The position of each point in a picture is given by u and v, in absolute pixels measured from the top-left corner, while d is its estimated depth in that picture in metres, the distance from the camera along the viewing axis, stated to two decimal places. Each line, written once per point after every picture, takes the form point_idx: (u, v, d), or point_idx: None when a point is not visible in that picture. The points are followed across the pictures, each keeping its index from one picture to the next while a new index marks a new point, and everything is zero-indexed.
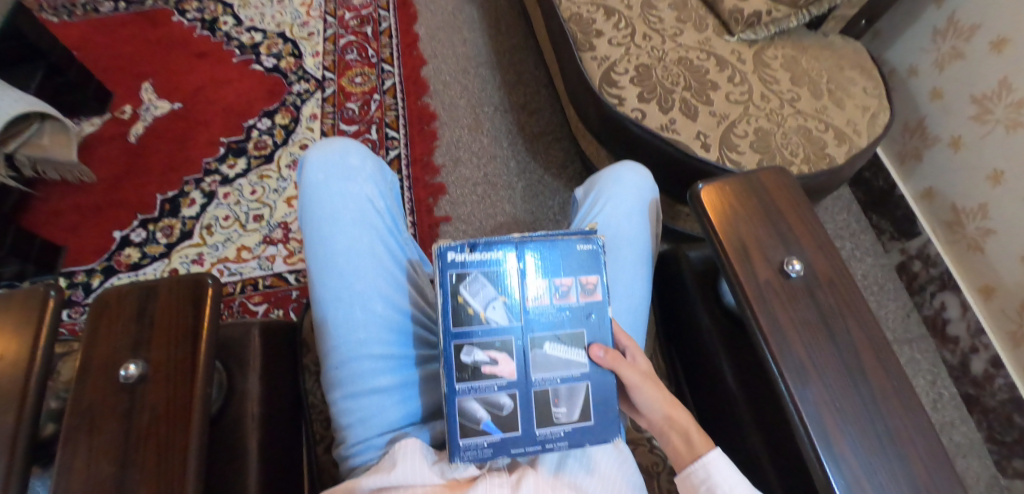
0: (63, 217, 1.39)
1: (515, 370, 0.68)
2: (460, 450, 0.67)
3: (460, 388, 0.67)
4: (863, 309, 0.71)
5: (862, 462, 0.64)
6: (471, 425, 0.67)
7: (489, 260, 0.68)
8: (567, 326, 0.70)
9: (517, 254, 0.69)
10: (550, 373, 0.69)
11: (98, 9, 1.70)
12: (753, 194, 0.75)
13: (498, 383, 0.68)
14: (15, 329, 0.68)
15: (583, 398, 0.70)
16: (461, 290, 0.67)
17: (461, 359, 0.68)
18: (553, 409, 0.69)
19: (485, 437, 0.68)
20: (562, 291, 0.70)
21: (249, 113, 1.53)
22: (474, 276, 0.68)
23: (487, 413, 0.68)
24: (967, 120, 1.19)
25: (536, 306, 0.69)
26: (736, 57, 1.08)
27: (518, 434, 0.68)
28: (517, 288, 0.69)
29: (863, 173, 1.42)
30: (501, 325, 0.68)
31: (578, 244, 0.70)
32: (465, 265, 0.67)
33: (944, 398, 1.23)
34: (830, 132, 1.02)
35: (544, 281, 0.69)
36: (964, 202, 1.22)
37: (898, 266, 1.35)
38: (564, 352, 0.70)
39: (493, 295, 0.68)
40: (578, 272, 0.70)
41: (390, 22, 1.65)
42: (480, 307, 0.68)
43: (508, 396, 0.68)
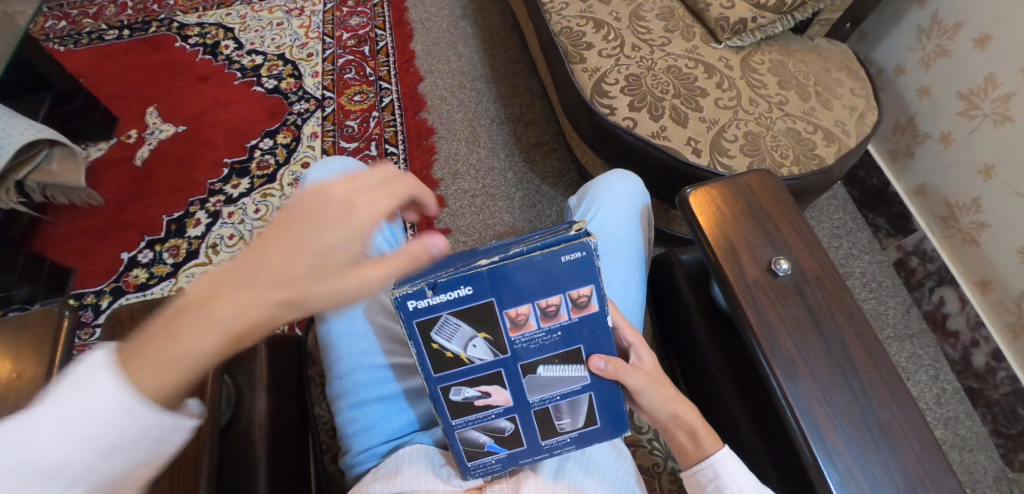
0: (73, 240, 1.42)
1: (510, 397, 0.64)
2: (470, 468, 0.68)
3: (456, 422, 0.65)
4: (851, 304, 0.73)
5: (854, 453, 0.66)
6: (476, 448, 0.67)
7: (457, 298, 0.57)
8: (561, 345, 0.62)
9: (489, 283, 0.57)
10: (548, 392, 0.65)
11: (103, 38, 1.75)
12: (740, 197, 0.77)
13: (497, 411, 0.65)
14: (34, 348, 0.71)
15: (586, 407, 0.67)
16: (433, 337, 0.59)
17: (450, 399, 0.63)
18: (557, 422, 0.67)
19: (493, 456, 0.68)
20: (550, 312, 0.60)
21: (250, 134, 1.56)
22: (444, 320, 0.58)
23: (489, 437, 0.66)
24: (955, 116, 1.21)
25: (522, 333, 0.61)
26: (724, 64, 1.10)
27: (524, 446, 0.68)
28: (497, 321, 0.59)
29: (856, 172, 1.44)
30: (487, 360, 0.61)
31: (562, 256, 0.57)
32: (431, 310, 0.57)
33: (947, 392, 1.24)
34: (819, 133, 1.04)
35: (527, 305, 0.59)
36: (957, 197, 1.23)
37: (895, 263, 1.36)
38: (559, 370, 0.64)
39: (471, 333, 0.60)
40: (566, 288, 0.58)
41: (387, 41, 1.69)
42: (460, 348, 0.60)
43: (509, 420, 0.66)
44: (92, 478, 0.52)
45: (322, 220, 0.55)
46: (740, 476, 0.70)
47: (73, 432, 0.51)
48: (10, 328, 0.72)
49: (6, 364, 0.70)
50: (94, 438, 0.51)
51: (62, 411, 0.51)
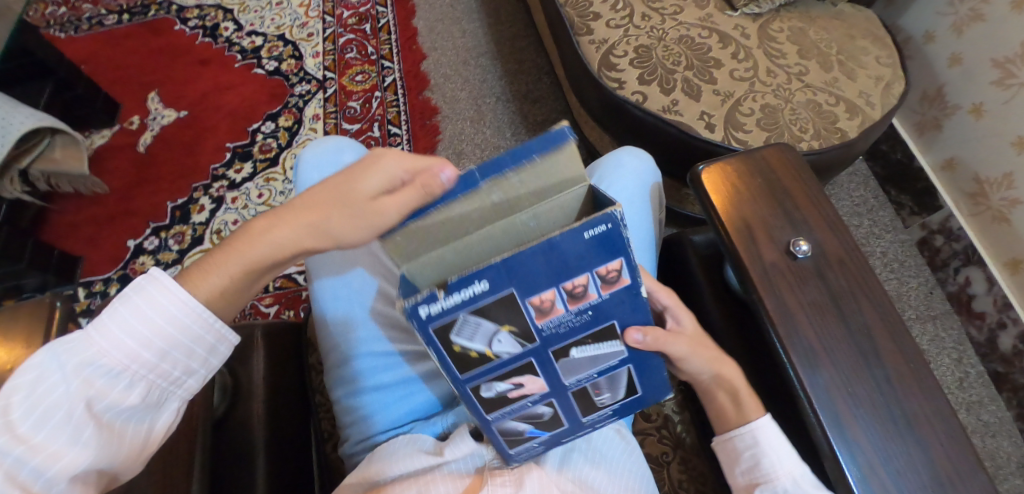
0: (80, 228, 1.41)
1: (545, 383, 0.59)
2: (513, 455, 0.65)
3: (492, 416, 0.60)
4: (877, 289, 0.68)
5: (877, 448, 0.61)
6: (516, 438, 0.63)
7: (473, 296, 0.51)
8: (593, 326, 0.57)
9: (504, 274, 0.51)
10: (584, 372, 0.60)
11: (103, 23, 1.72)
12: (757, 173, 0.72)
13: (532, 399, 0.60)
14: (26, 340, 0.68)
15: (626, 380, 0.63)
16: (453, 340, 0.53)
17: (482, 396, 0.58)
18: (596, 399, 0.63)
19: (535, 440, 0.65)
20: (578, 294, 0.54)
21: (253, 116, 1.53)
22: (462, 320, 0.53)
23: (528, 424, 0.63)
24: (988, 86, 1.14)
25: (550, 319, 0.55)
26: (739, 32, 1.04)
27: (564, 425, 0.64)
28: (519, 313, 0.54)
29: (879, 146, 1.37)
30: (516, 353, 0.56)
31: (585, 231, 0.51)
32: (445, 314, 0.52)
33: (971, 376, 1.19)
34: (841, 105, 0.98)
35: (550, 289, 0.53)
36: (987, 172, 1.17)
37: (919, 242, 1.30)
38: (594, 349, 0.59)
39: (494, 328, 0.54)
40: (592, 265, 0.53)
41: (388, 17, 1.64)
42: (484, 346, 0.55)
43: (547, 404, 0.61)
44: (149, 379, 0.59)
45: (371, 169, 0.59)
46: (782, 445, 0.66)
47: (134, 334, 0.58)
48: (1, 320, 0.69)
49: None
50: (156, 339, 0.59)
51: (125, 315, 0.58)
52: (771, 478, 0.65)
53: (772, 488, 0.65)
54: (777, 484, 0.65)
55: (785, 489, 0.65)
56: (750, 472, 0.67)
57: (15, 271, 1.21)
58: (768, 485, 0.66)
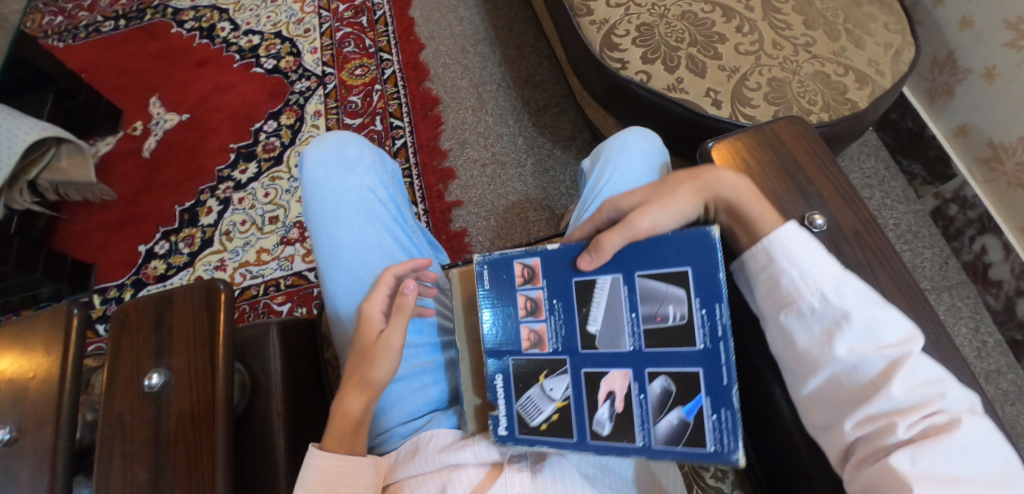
0: (91, 235, 1.41)
1: (622, 369, 0.61)
2: (717, 451, 0.58)
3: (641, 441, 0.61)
4: (893, 260, 0.66)
5: None
6: (690, 432, 0.59)
7: (503, 389, 0.66)
8: (571, 303, 0.63)
9: (493, 355, 0.66)
10: (625, 327, 0.61)
11: (100, 30, 1.71)
12: (766, 146, 0.71)
13: (636, 389, 0.61)
14: (48, 348, 0.69)
15: (653, 286, 0.61)
16: (536, 424, 0.64)
17: (607, 435, 0.62)
18: (671, 322, 0.60)
19: (706, 417, 0.58)
20: (531, 308, 0.65)
21: (254, 116, 1.52)
22: (522, 404, 0.65)
23: (675, 409, 0.59)
24: (1001, 49, 1.11)
25: (551, 341, 0.64)
26: (743, 5, 1.02)
27: (698, 369, 0.59)
28: (536, 361, 0.65)
29: (889, 115, 1.35)
30: (571, 384, 0.63)
31: (481, 282, 0.66)
32: (511, 414, 0.65)
33: (989, 345, 1.18)
34: (850, 75, 0.96)
35: (523, 330, 0.65)
36: (1002, 137, 1.14)
37: (932, 212, 1.28)
38: (599, 307, 0.62)
39: (539, 387, 0.64)
40: (510, 287, 0.65)
41: (384, 9, 1.62)
42: (553, 403, 0.64)
43: (654, 379, 0.60)
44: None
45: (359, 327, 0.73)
46: (803, 256, 0.62)
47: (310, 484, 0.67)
48: (23, 330, 0.71)
49: (23, 368, 0.69)
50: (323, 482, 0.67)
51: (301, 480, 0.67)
52: (797, 297, 0.62)
53: (799, 309, 0.61)
54: (804, 303, 0.61)
55: (814, 309, 0.61)
56: (772, 294, 0.63)
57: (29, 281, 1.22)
58: (793, 307, 0.62)
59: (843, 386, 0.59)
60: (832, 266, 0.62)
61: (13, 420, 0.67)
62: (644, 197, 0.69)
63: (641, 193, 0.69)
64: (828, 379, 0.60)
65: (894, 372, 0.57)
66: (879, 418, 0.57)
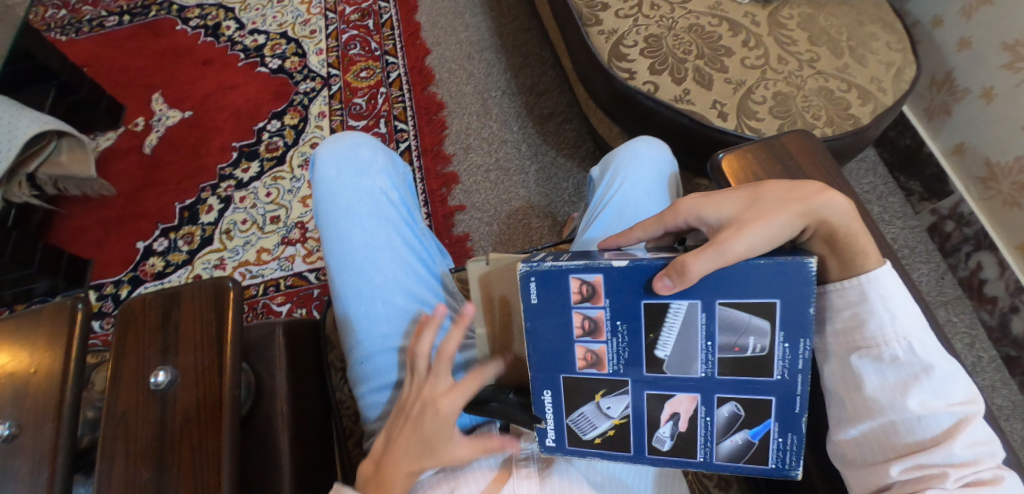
0: (88, 231, 1.40)
1: (691, 394, 0.58)
2: (780, 464, 0.59)
3: (704, 458, 0.60)
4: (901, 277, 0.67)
5: None
6: (752, 452, 0.59)
7: (552, 405, 0.61)
8: (638, 325, 0.57)
9: (541, 375, 0.60)
10: (699, 353, 0.57)
11: (104, 24, 1.71)
12: (775, 159, 0.71)
13: (703, 412, 0.58)
14: (50, 342, 0.69)
15: (736, 314, 0.55)
16: (588, 438, 0.61)
17: (665, 450, 0.60)
18: (749, 353, 0.56)
19: (771, 440, 0.58)
20: (590, 328, 0.57)
21: (259, 115, 1.52)
22: (573, 419, 0.61)
23: (741, 431, 0.58)
24: (998, 70, 1.13)
25: (611, 362, 0.58)
26: (750, 20, 1.03)
27: (772, 398, 0.57)
28: (592, 380, 0.60)
29: (888, 133, 1.37)
30: (630, 403, 0.59)
31: (528, 299, 0.57)
32: (559, 430, 0.62)
33: (984, 361, 1.19)
34: (853, 91, 0.97)
35: (577, 349, 0.59)
36: (998, 156, 1.16)
37: (929, 228, 1.30)
38: (671, 332, 0.56)
39: (594, 404, 0.60)
40: (565, 305, 0.57)
41: (391, 13, 1.63)
42: (610, 420, 0.60)
43: (722, 403, 0.58)
44: None
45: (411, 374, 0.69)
46: (895, 303, 0.61)
47: None
48: (25, 324, 0.70)
49: (24, 363, 0.68)
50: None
51: None
52: (879, 342, 0.61)
53: (877, 354, 0.61)
54: (884, 350, 0.61)
55: (895, 357, 0.60)
56: (848, 334, 0.62)
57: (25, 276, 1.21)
58: (871, 351, 0.61)
59: (898, 435, 0.59)
60: (919, 316, 0.61)
61: (12, 415, 0.66)
62: (732, 210, 0.63)
63: (685, 207, 0.65)
64: (884, 425, 0.60)
65: (959, 430, 0.57)
66: (930, 467, 0.58)
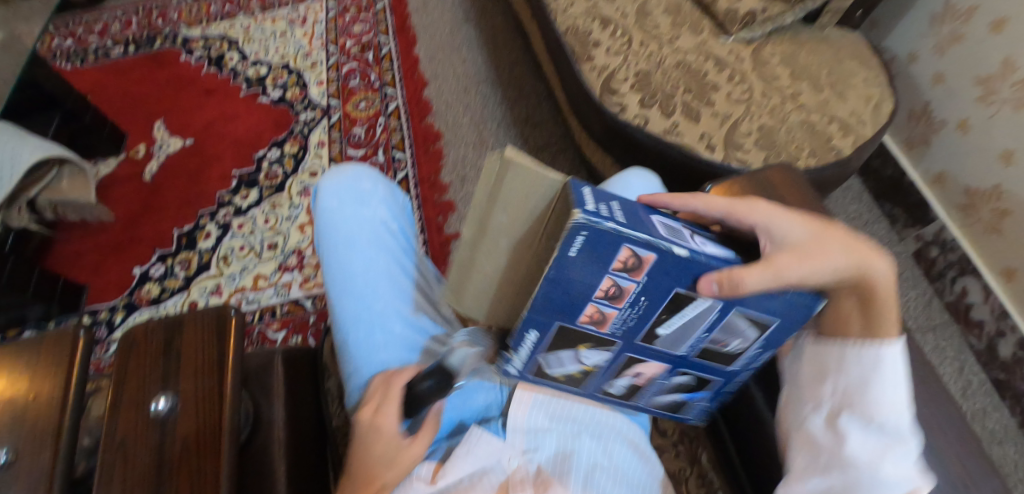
0: (85, 257, 1.42)
1: (660, 364, 0.64)
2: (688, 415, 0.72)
3: (640, 402, 0.71)
4: None
5: None
6: (678, 406, 0.71)
7: (532, 344, 0.59)
8: (657, 305, 0.57)
9: (540, 320, 0.57)
10: (691, 338, 0.61)
11: (109, 54, 1.76)
12: (760, 190, 0.75)
13: (661, 377, 0.66)
14: (52, 368, 0.71)
15: (741, 321, 0.59)
16: (549, 372, 0.64)
17: (608, 391, 0.69)
18: (726, 349, 0.62)
19: (698, 401, 0.70)
20: (613, 294, 0.55)
21: (259, 144, 1.56)
22: (543, 358, 0.62)
23: (679, 393, 0.69)
24: (972, 103, 1.18)
25: (611, 325, 0.58)
26: (734, 57, 1.08)
27: (720, 379, 0.67)
28: (580, 332, 0.59)
29: (871, 162, 1.41)
30: (606, 357, 0.62)
31: (572, 248, 0.51)
32: (524, 364, 0.62)
33: (974, 384, 1.22)
34: (834, 124, 1.02)
35: (589, 307, 0.56)
36: (977, 185, 1.21)
37: (914, 254, 1.33)
38: (681, 317, 0.58)
39: (573, 351, 0.61)
40: (603, 265, 0.53)
41: (390, 46, 1.69)
42: (576, 363, 0.63)
43: (679, 375, 0.66)
44: None
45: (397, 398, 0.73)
46: (897, 376, 0.61)
47: None
48: (27, 348, 0.72)
49: (24, 388, 0.70)
50: None
51: None
52: (871, 407, 0.61)
53: (865, 416, 0.61)
54: (874, 416, 0.61)
55: (882, 423, 0.60)
56: (844, 393, 0.63)
57: (19, 301, 1.22)
58: (861, 412, 0.61)
59: None
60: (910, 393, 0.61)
61: (9, 441, 0.67)
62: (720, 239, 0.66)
63: None
64: (841, 482, 0.61)
65: None
66: None
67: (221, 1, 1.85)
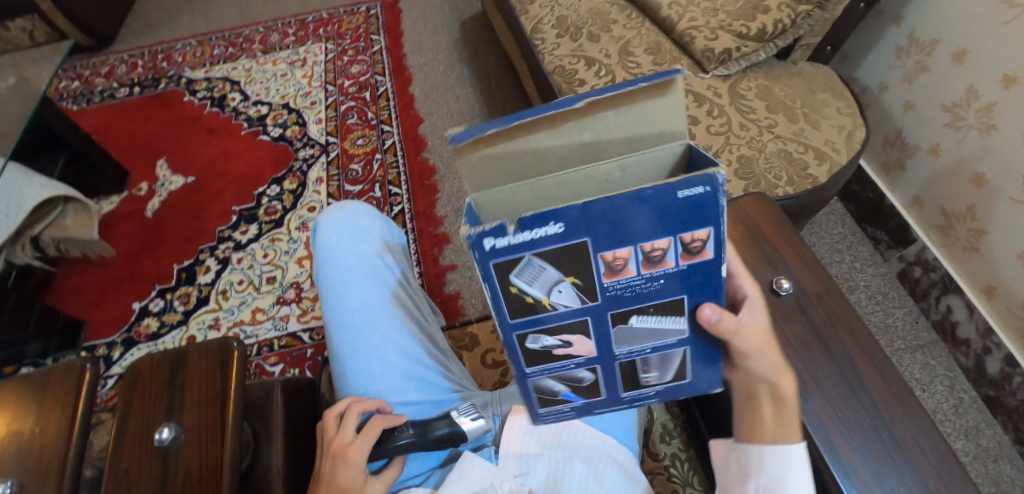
0: (85, 292, 1.45)
1: (594, 348, 0.59)
2: (542, 414, 0.66)
3: (531, 371, 0.60)
4: (855, 322, 0.72)
5: (879, 484, 0.64)
6: (551, 397, 0.63)
7: (543, 238, 0.51)
8: (663, 298, 0.56)
9: (582, 221, 0.50)
10: (639, 344, 0.59)
11: (115, 96, 1.83)
12: (736, 220, 0.80)
13: (576, 361, 0.60)
14: (58, 399, 0.73)
15: (678, 360, 0.62)
16: (512, 280, 0.53)
17: (527, 347, 0.58)
18: (643, 375, 0.62)
19: (568, 404, 0.65)
20: (655, 259, 0.53)
21: (260, 181, 1.61)
22: (526, 261, 0.52)
23: (565, 386, 0.62)
24: (941, 128, 1.24)
25: (617, 280, 0.54)
26: (712, 92, 1.15)
27: (602, 397, 0.64)
28: (588, 265, 0.53)
29: (851, 187, 1.47)
30: (575, 307, 0.55)
31: (683, 190, 0.49)
32: (511, 251, 0.51)
33: (965, 402, 1.25)
34: (810, 152, 1.07)
35: (627, 249, 0.52)
36: (952, 206, 1.25)
37: (899, 274, 1.38)
38: (655, 321, 0.58)
39: (558, 277, 0.53)
40: (677, 228, 0.51)
41: (386, 85, 1.75)
42: (542, 293, 0.54)
43: (586, 369, 0.60)
44: None
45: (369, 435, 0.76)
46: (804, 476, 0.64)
47: None
48: (36, 380, 0.75)
49: (29, 420, 0.72)
50: None
51: None
52: None
53: None
54: None
55: None
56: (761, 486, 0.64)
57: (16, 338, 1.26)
58: None
59: None
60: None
61: (13, 473, 0.70)
62: None
63: None
64: None
65: None
66: None
67: (224, 45, 1.93)
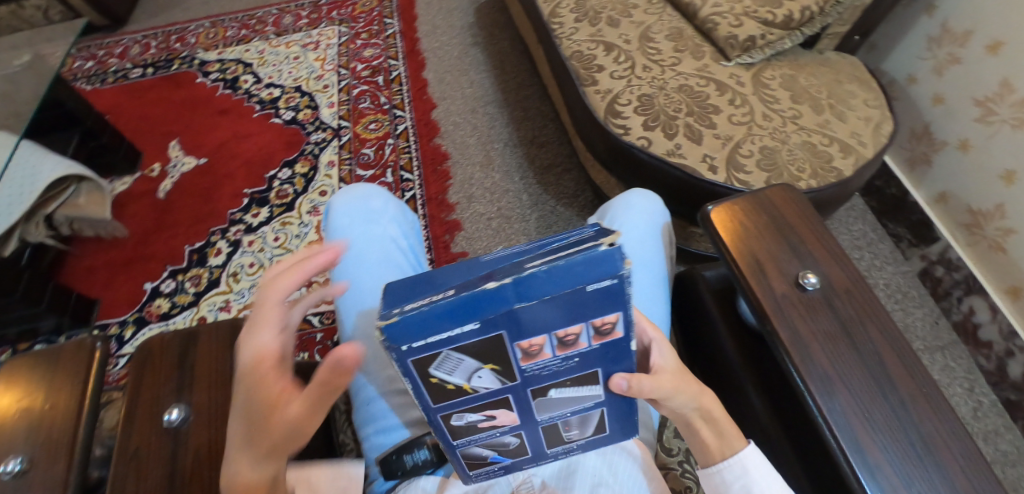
0: (96, 272, 1.44)
1: (517, 417, 0.59)
2: (471, 475, 0.68)
3: (458, 442, 0.61)
4: (885, 319, 0.70)
5: (907, 487, 0.61)
6: (478, 461, 0.65)
7: (458, 337, 0.48)
8: (579, 372, 0.55)
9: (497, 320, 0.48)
10: (558, 410, 0.60)
11: (128, 76, 1.82)
12: (760, 209, 0.77)
13: (501, 430, 0.60)
14: (69, 378, 0.72)
15: (597, 418, 0.63)
16: (431, 372, 0.51)
17: (451, 424, 0.57)
18: (564, 433, 0.64)
19: (494, 465, 0.67)
20: (568, 342, 0.51)
21: (271, 164, 1.59)
22: (444, 356, 0.50)
23: (491, 450, 0.64)
24: (972, 123, 1.20)
25: (535, 362, 0.52)
26: (735, 80, 1.11)
27: (527, 455, 0.67)
28: (505, 353, 0.51)
29: (874, 182, 1.43)
30: (494, 388, 0.54)
31: (593, 283, 0.47)
32: (428, 348, 0.49)
33: (984, 405, 1.21)
34: (835, 145, 1.03)
35: (541, 336, 0.50)
36: (980, 203, 1.22)
37: (920, 273, 1.34)
38: (573, 391, 0.58)
39: (476, 365, 0.52)
40: (591, 315, 0.49)
41: (399, 70, 1.73)
42: (462, 380, 0.53)
43: (510, 437, 0.62)
44: None
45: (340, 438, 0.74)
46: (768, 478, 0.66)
47: None
48: (46, 359, 0.74)
49: (38, 398, 0.71)
50: None
51: None
52: None
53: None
54: None
55: None
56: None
57: (33, 313, 1.25)
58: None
59: None
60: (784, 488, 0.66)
61: (22, 450, 0.68)
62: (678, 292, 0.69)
63: None
64: None
65: None
66: None
67: (237, 27, 1.91)
